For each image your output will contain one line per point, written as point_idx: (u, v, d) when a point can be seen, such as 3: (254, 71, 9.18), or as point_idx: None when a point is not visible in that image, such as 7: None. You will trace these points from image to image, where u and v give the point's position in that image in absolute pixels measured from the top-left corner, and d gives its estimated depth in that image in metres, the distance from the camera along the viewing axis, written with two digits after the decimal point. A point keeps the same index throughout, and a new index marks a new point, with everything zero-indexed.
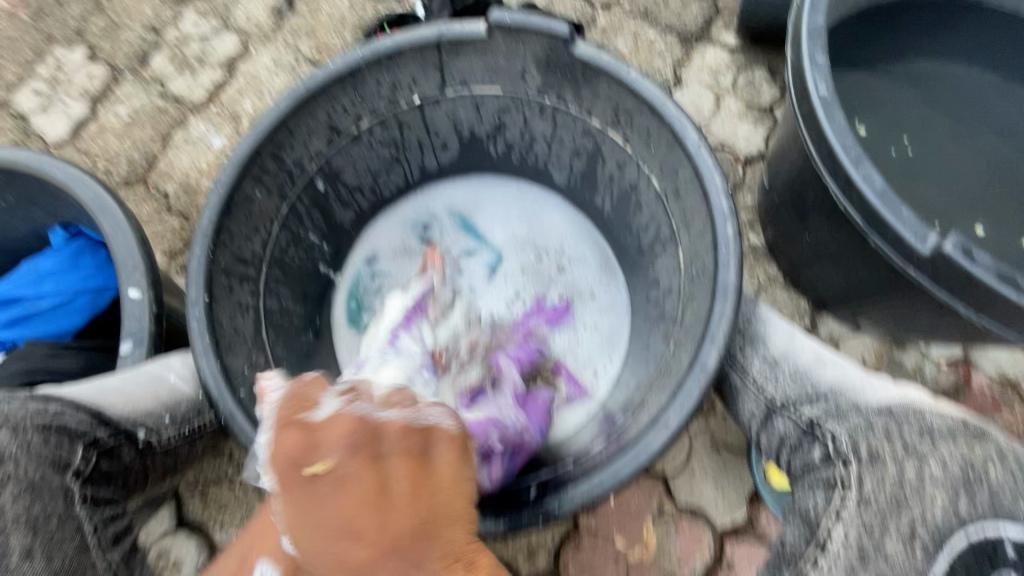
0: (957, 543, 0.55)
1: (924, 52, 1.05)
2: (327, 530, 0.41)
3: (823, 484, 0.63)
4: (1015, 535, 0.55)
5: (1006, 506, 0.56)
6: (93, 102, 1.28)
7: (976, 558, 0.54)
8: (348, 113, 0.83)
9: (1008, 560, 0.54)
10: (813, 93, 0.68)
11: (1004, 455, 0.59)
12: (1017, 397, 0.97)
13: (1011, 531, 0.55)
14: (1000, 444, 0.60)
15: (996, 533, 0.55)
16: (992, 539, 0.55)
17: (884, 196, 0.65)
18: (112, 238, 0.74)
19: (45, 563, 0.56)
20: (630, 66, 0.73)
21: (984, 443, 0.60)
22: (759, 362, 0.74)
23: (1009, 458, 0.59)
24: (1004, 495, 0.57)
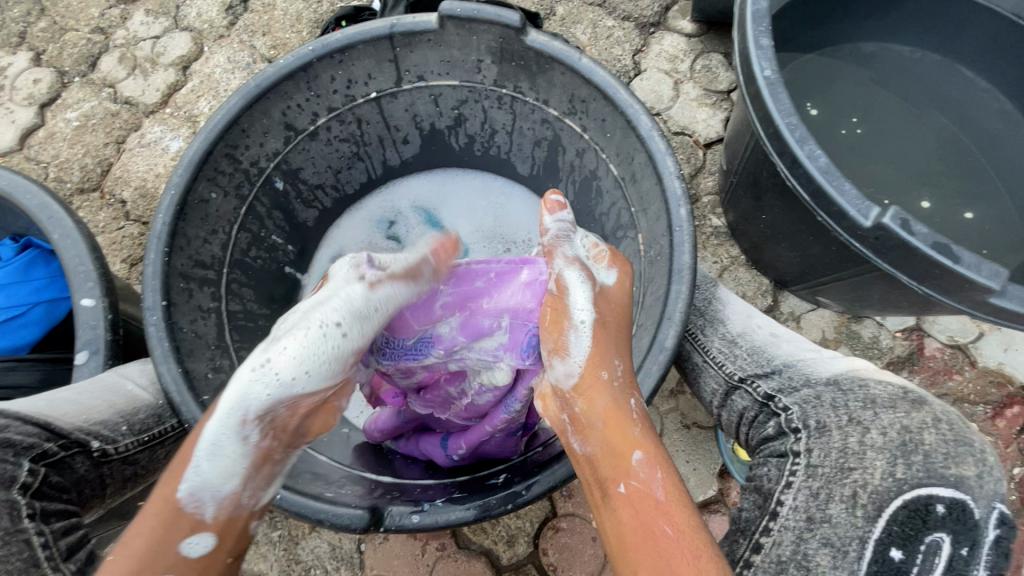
0: (891, 506, 0.53)
1: (871, 33, 1.08)
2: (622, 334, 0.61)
3: (776, 454, 0.62)
4: (945, 494, 0.52)
5: (938, 468, 0.53)
6: (41, 108, 1.23)
7: (908, 517, 0.52)
8: (304, 110, 0.82)
9: (939, 519, 0.51)
10: (759, 74, 0.70)
11: (936, 421, 0.57)
12: (967, 361, 1.02)
13: (942, 490, 0.52)
14: (936, 411, 0.58)
15: (929, 493, 0.52)
16: (925, 498, 0.52)
17: (827, 172, 0.67)
18: (62, 247, 0.73)
19: None
20: (581, 53, 0.74)
21: (919, 409, 0.58)
22: (718, 341, 0.77)
23: (943, 423, 0.57)
24: (936, 457, 0.54)
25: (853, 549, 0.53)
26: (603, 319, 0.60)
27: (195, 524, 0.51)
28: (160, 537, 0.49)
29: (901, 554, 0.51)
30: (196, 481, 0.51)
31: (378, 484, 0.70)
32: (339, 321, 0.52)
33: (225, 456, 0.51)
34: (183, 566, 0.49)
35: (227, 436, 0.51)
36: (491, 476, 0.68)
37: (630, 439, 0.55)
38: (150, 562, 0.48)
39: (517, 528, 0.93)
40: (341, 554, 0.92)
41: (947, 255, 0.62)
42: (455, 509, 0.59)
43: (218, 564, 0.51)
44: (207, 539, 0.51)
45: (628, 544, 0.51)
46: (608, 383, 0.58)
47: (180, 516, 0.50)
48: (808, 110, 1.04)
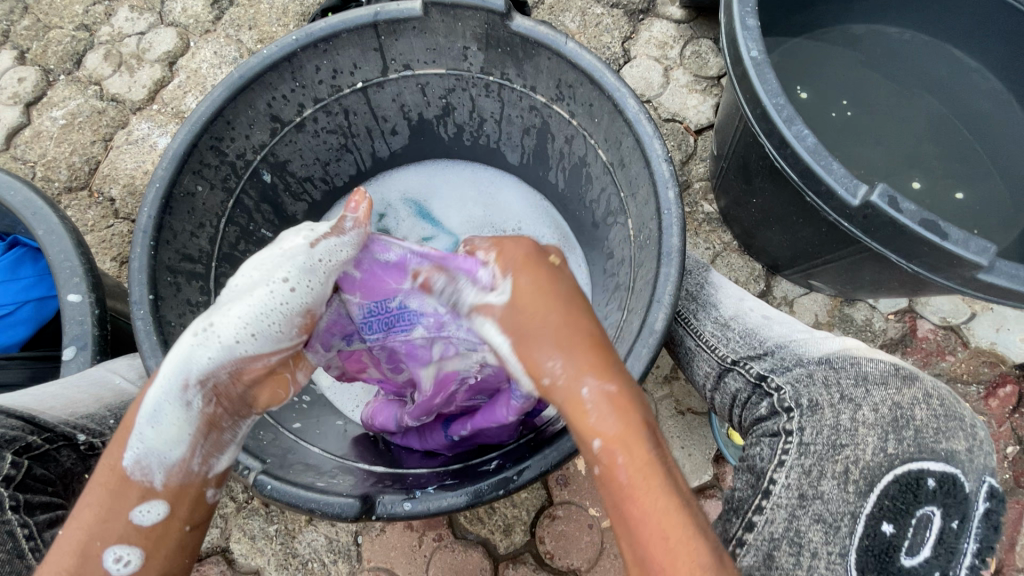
0: (883, 481, 0.53)
1: (860, 15, 1.08)
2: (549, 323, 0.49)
3: (769, 434, 0.60)
4: (936, 468, 0.52)
5: (929, 442, 0.54)
6: (26, 107, 1.22)
7: (900, 490, 0.53)
8: (289, 101, 0.82)
9: (930, 492, 0.52)
10: (746, 55, 0.70)
11: (927, 396, 0.57)
12: (960, 341, 1.02)
13: (933, 464, 0.53)
14: (926, 386, 0.58)
15: (920, 467, 0.53)
16: (917, 472, 0.53)
17: (815, 152, 0.67)
18: (47, 243, 0.72)
19: None
20: (567, 38, 0.73)
21: (910, 385, 0.58)
22: (710, 324, 0.76)
23: (934, 401, 0.57)
24: (927, 432, 0.55)
25: (845, 524, 0.53)
26: (517, 330, 0.49)
27: (145, 493, 0.47)
28: (110, 505, 0.47)
29: (893, 528, 0.52)
30: (141, 448, 0.48)
31: (371, 473, 0.70)
32: (286, 278, 0.54)
33: (168, 422, 0.49)
34: (134, 536, 0.46)
35: (166, 403, 0.49)
36: (482, 463, 0.68)
37: (587, 431, 0.45)
38: (101, 530, 0.46)
39: (514, 517, 0.93)
40: (338, 547, 0.92)
41: (935, 232, 0.62)
42: (447, 496, 0.59)
43: (176, 532, 0.48)
44: (160, 506, 0.48)
45: (614, 534, 0.45)
46: (553, 385, 0.47)
47: (127, 484, 0.47)
48: (798, 93, 1.03)
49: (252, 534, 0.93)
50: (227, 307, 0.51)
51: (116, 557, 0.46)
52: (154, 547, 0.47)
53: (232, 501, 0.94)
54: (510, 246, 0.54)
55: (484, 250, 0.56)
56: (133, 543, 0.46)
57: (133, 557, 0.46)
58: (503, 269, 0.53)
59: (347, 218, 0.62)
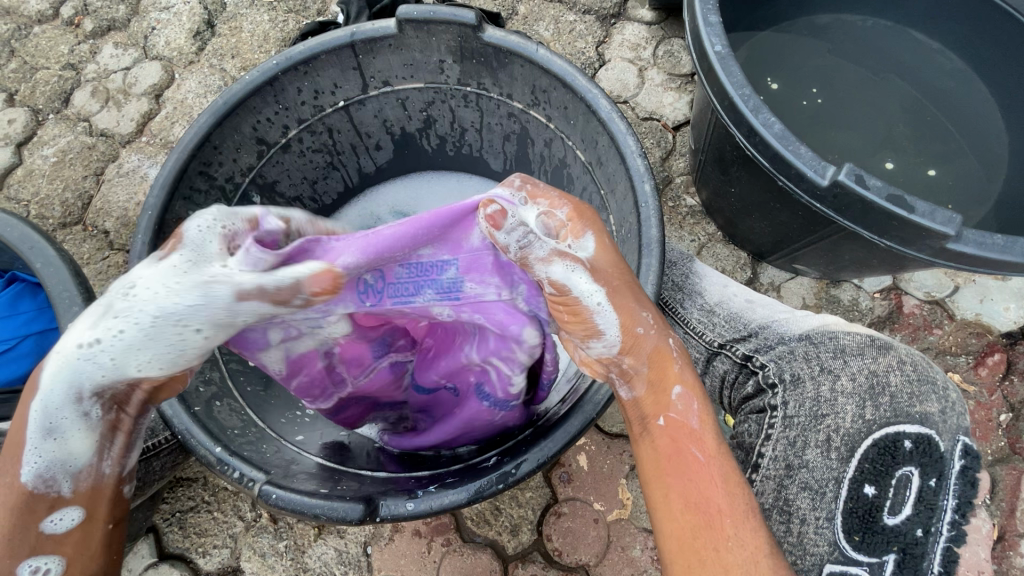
0: (862, 445, 0.56)
1: (822, 5, 1.11)
2: (632, 293, 0.54)
3: (756, 411, 0.66)
4: (912, 430, 0.54)
5: (904, 406, 0.56)
6: (18, 147, 1.25)
7: (877, 454, 0.55)
8: (274, 124, 0.84)
9: (908, 454, 0.53)
10: (710, 50, 0.73)
11: (901, 363, 0.59)
12: (945, 315, 1.04)
13: (908, 427, 0.54)
14: (900, 354, 0.60)
15: (896, 430, 0.54)
16: (893, 434, 0.54)
17: (783, 138, 0.69)
18: (45, 274, 0.74)
19: None
20: (538, 45, 0.76)
21: (885, 353, 0.60)
22: (696, 312, 0.79)
23: (908, 364, 0.59)
24: (901, 396, 0.56)
25: (830, 489, 0.56)
26: (616, 286, 0.53)
27: (54, 502, 0.49)
28: (18, 521, 0.48)
29: (874, 489, 0.54)
30: (42, 463, 0.48)
31: (373, 478, 0.71)
32: (184, 313, 0.49)
33: (76, 438, 0.49)
34: (49, 545, 0.49)
35: (60, 418, 0.48)
36: (484, 459, 0.69)
37: (671, 375, 0.54)
38: (13, 544, 0.48)
39: (520, 516, 0.94)
40: (348, 558, 0.93)
41: (902, 206, 0.64)
42: (449, 493, 0.61)
43: (97, 532, 0.52)
44: (75, 514, 0.50)
45: (664, 471, 0.51)
46: (645, 336, 0.54)
47: (34, 498, 0.48)
48: (769, 84, 1.06)
49: (262, 552, 0.93)
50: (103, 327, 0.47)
51: (31, 568, 0.48)
52: (73, 553, 0.50)
53: (240, 520, 0.95)
54: (586, 211, 0.56)
55: (551, 201, 0.56)
56: (53, 553, 0.49)
57: (55, 564, 0.49)
58: (575, 231, 0.55)
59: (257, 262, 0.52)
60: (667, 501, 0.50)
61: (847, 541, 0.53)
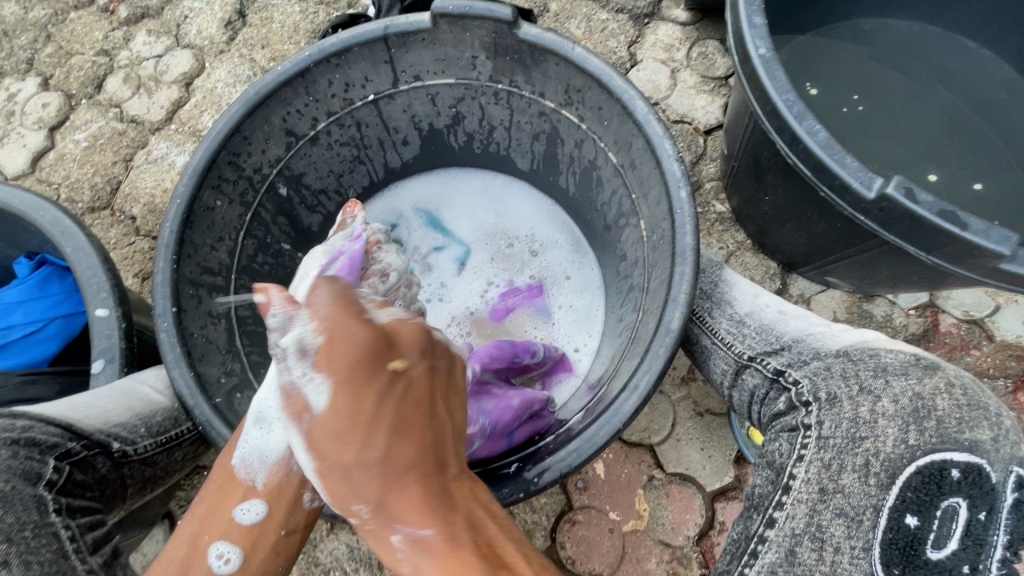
0: (904, 472, 0.55)
1: (866, 10, 1.07)
2: None
3: (787, 429, 0.62)
4: (960, 459, 0.53)
5: (953, 433, 0.55)
6: (50, 131, 1.26)
7: (923, 483, 0.54)
8: (304, 116, 0.83)
9: (954, 483, 0.53)
10: (753, 53, 0.70)
11: (949, 386, 0.58)
12: (984, 336, 1.00)
13: (957, 455, 0.53)
14: (948, 375, 0.59)
15: (943, 459, 0.54)
16: (939, 463, 0.54)
17: (828, 146, 0.66)
18: (75, 260, 0.74)
19: (22, 569, 0.53)
20: (575, 43, 0.74)
21: (932, 375, 0.59)
22: (725, 322, 0.76)
23: (956, 389, 0.58)
24: (950, 422, 0.55)
25: (868, 518, 0.55)
26: (366, 363, 0.48)
27: (247, 491, 0.57)
28: (219, 501, 0.57)
29: (916, 520, 0.53)
30: (245, 450, 0.58)
31: None
32: None
33: (274, 429, 0.57)
34: (235, 532, 0.56)
35: (269, 411, 0.58)
36: (503, 466, 0.69)
37: None
38: (207, 525, 0.56)
39: (534, 522, 0.93)
40: (359, 555, 0.93)
41: (954, 223, 0.61)
42: None
43: (271, 534, 0.56)
44: (259, 507, 0.56)
45: None
46: None
47: (236, 482, 0.57)
48: (808, 90, 1.03)
49: None
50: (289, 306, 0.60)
51: (218, 552, 0.55)
52: (249, 548, 0.55)
53: None
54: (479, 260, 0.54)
55: None
56: (234, 540, 0.55)
57: (234, 552, 0.55)
58: None
59: (346, 217, 0.81)
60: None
61: (886, 574, 0.53)
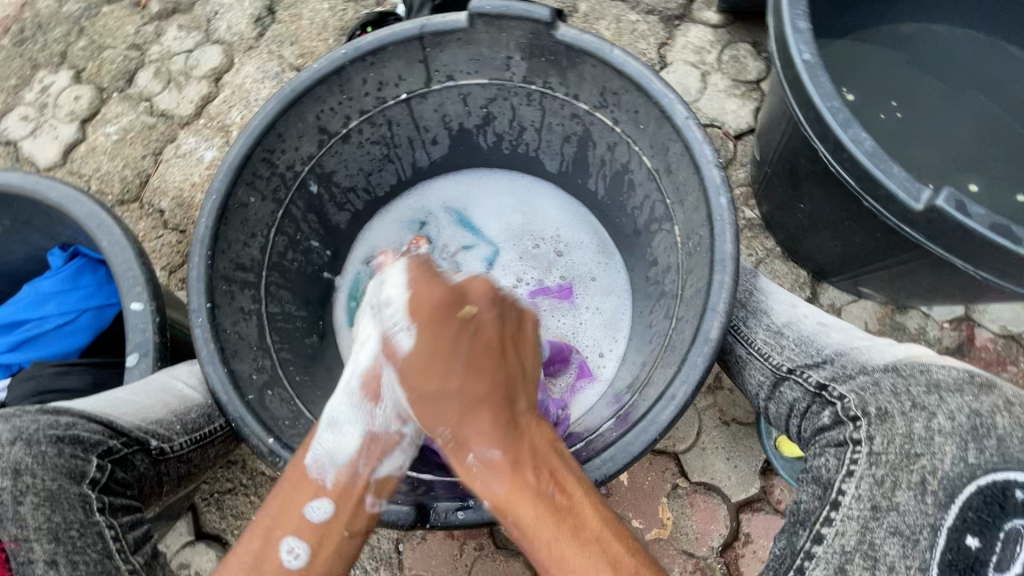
0: (964, 491, 0.53)
1: (906, 14, 1.05)
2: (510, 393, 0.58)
3: (834, 444, 0.61)
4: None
5: (1015, 452, 0.54)
6: (82, 123, 1.28)
7: (985, 503, 0.53)
8: (336, 114, 0.83)
9: (1019, 506, 0.52)
10: (797, 58, 0.69)
11: (1008, 404, 0.57)
12: (1022, 351, 0.97)
13: (1020, 475, 0.53)
14: (1006, 394, 0.58)
15: (1006, 478, 0.53)
16: (1002, 484, 0.53)
17: (874, 154, 0.65)
18: (110, 253, 0.74)
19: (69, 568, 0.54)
20: (613, 45, 0.73)
21: (989, 392, 0.58)
22: (762, 332, 0.74)
23: (1015, 406, 0.57)
24: (1010, 441, 0.54)
25: (925, 538, 0.53)
26: (449, 301, 0.59)
27: (318, 490, 0.56)
28: (291, 498, 0.56)
29: (978, 542, 0.52)
30: (319, 450, 0.58)
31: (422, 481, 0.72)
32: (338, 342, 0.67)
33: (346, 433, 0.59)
34: (306, 530, 0.54)
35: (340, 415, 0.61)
36: None
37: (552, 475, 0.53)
38: (280, 521, 0.55)
39: None
40: (380, 554, 0.93)
41: (1006, 236, 0.60)
42: None
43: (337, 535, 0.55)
44: (328, 505, 0.56)
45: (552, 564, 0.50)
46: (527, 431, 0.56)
47: (307, 479, 0.57)
48: (846, 95, 1.00)
49: None
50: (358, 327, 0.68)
51: (289, 549, 0.53)
52: (318, 544, 0.54)
53: None
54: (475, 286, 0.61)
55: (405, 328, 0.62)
56: (303, 535, 0.54)
57: (303, 548, 0.53)
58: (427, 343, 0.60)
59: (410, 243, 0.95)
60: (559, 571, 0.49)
61: None
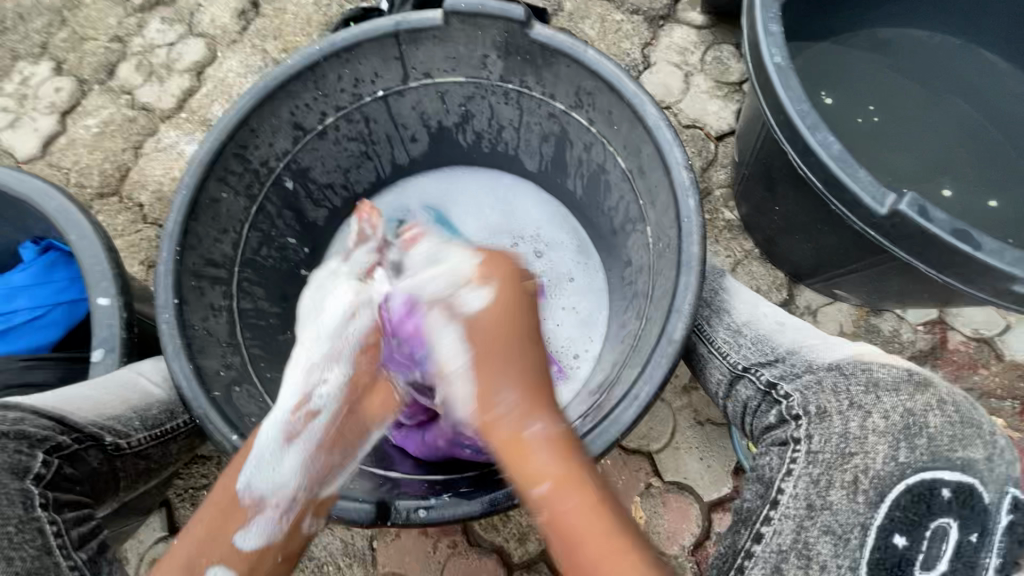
0: (894, 490, 0.57)
1: (887, 18, 1.05)
2: (504, 358, 0.63)
3: (778, 443, 0.64)
4: (951, 479, 0.56)
5: (943, 451, 0.57)
6: (62, 115, 1.27)
7: (912, 499, 0.56)
8: (311, 110, 0.83)
9: (942, 502, 0.55)
10: (768, 61, 0.69)
11: (941, 403, 0.60)
12: (993, 355, 0.99)
13: (948, 474, 0.56)
14: (941, 392, 0.61)
15: (932, 477, 0.56)
16: (929, 482, 0.56)
17: (840, 159, 0.65)
18: (78, 247, 0.74)
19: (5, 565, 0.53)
20: (586, 45, 0.74)
21: (925, 392, 0.61)
22: (723, 331, 0.77)
23: (949, 406, 0.60)
24: (942, 439, 0.58)
25: (855, 536, 0.57)
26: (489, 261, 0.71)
27: (247, 518, 0.61)
28: (220, 526, 0.60)
29: (904, 540, 0.56)
30: (251, 475, 0.62)
31: (388, 479, 0.73)
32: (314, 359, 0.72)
33: (278, 462, 0.64)
34: (234, 556, 0.59)
35: (267, 451, 0.64)
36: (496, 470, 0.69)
37: (530, 468, 0.56)
38: (207, 546, 0.58)
39: (528, 526, 0.92)
40: (353, 551, 0.93)
41: (966, 241, 0.61)
42: (464, 503, 0.62)
43: (269, 557, 0.61)
44: (262, 530, 0.61)
45: (574, 533, 0.53)
46: (500, 416, 0.60)
47: (236, 502, 0.61)
48: (823, 98, 1.01)
49: None
50: (309, 376, 0.71)
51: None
52: (254, 565, 0.59)
53: None
54: (495, 264, 0.69)
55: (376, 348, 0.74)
56: (234, 563, 0.58)
57: (232, 574, 0.58)
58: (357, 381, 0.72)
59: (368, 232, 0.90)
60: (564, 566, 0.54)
61: None
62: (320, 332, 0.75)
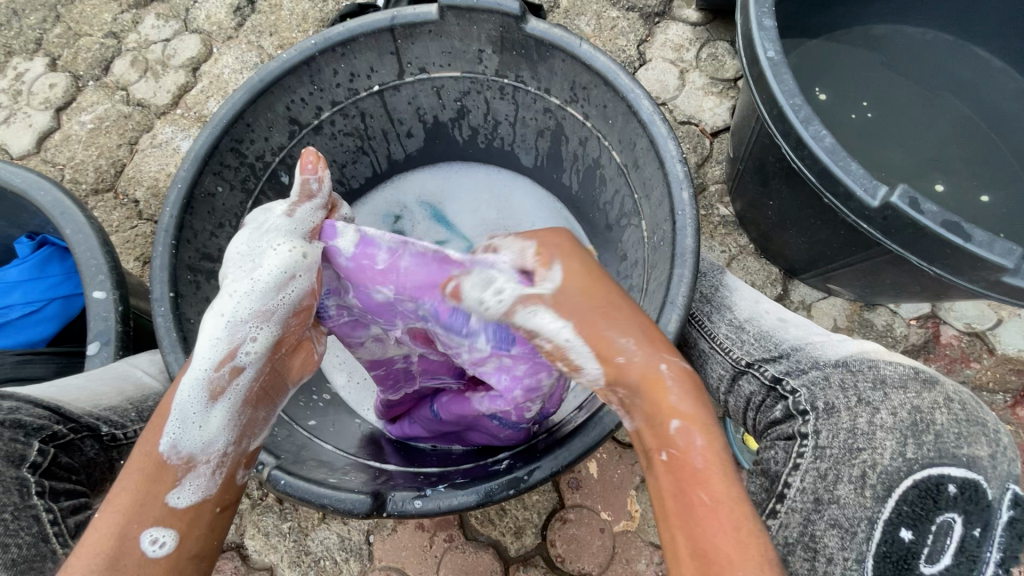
0: (900, 485, 0.54)
1: (880, 16, 1.06)
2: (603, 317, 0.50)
3: (783, 437, 0.64)
4: (957, 474, 0.52)
5: (950, 448, 0.54)
6: (57, 112, 1.26)
7: (919, 495, 0.53)
8: (307, 105, 0.83)
9: (950, 498, 0.52)
10: (762, 56, 0.70)
11: (947, 400, 0.58)
12: (985, 349, 0.99)
13: (953, 470, 0.52)
14: (946, 390, 0.59)
15: (939, 473, 0.53)
16: (936, 477, 0.53)
17: (833, 152, 0.66)
18: (73, 241, 0.74)
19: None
20: (582, 39, 0.74)
21: (930, 388, 0.59)
22: (724, 328, 0.78)
23: (954, 403, 0.58)
24: (947, 436, 0.55)
25: (862, 530, 0.54)
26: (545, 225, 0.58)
27: (178, 477, 0.50)
28: (146, 488, 0.49)
29: (911, 534, 0.52)
30: (178, 432, 0.52)
31: (384, 471, 0.74)
32: (229, 308, 0.56)
33: (208, 418, 0.53)
34: (170, 518, 0.48)
35: (193, 409, 0.53)
36: (494, 463, 0.70)
37: (666, 407, 0.46)
38: (136, 513, 0.47)
39: (524, 519, 0.93)
40: (350, 546, 0.93)
41: (958, 234, 0.61)
42: (458, 495, 0.62)
43: (207, 513, 0.50)
44: (195, 490, 0.50)
45: (667, 512, 0.43)
46: (628, 364, 0.47)
47: (162, 468, 0.50)
48: (817, 94, 1.02)
49: (266, 531, 0.94)
50: (230, 324, 0.55)
51: (151, 539, 0.47)
52: (188, 527, 0.48)
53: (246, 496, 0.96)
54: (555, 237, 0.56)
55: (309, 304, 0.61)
56: (170, 523, 0.48)
57: (169, 536, 0.47)
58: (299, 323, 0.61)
59: (310, 182, 0.65)
60: (675, 552, 0.42)
61: None
62: (250, 284, 0.57)
